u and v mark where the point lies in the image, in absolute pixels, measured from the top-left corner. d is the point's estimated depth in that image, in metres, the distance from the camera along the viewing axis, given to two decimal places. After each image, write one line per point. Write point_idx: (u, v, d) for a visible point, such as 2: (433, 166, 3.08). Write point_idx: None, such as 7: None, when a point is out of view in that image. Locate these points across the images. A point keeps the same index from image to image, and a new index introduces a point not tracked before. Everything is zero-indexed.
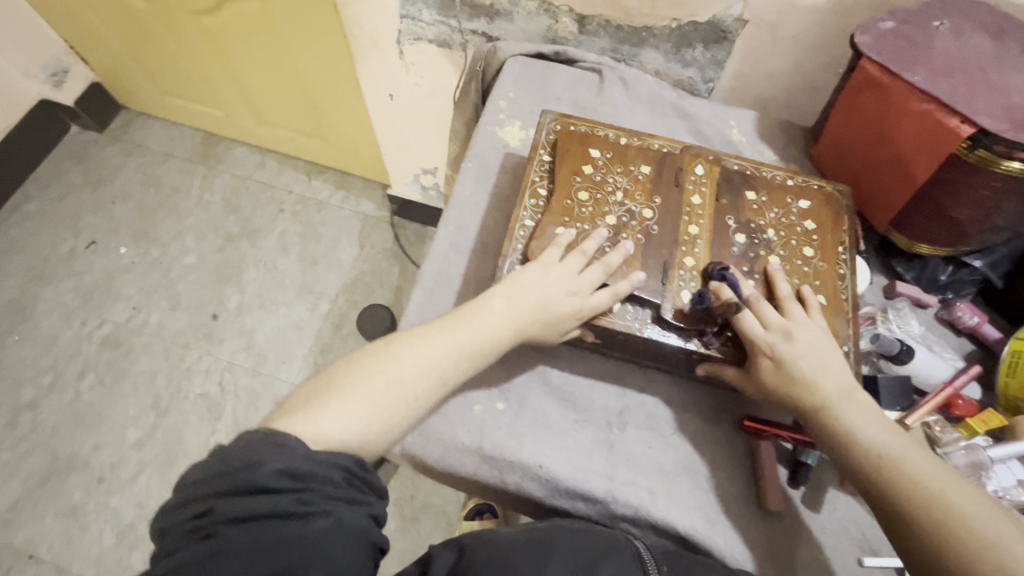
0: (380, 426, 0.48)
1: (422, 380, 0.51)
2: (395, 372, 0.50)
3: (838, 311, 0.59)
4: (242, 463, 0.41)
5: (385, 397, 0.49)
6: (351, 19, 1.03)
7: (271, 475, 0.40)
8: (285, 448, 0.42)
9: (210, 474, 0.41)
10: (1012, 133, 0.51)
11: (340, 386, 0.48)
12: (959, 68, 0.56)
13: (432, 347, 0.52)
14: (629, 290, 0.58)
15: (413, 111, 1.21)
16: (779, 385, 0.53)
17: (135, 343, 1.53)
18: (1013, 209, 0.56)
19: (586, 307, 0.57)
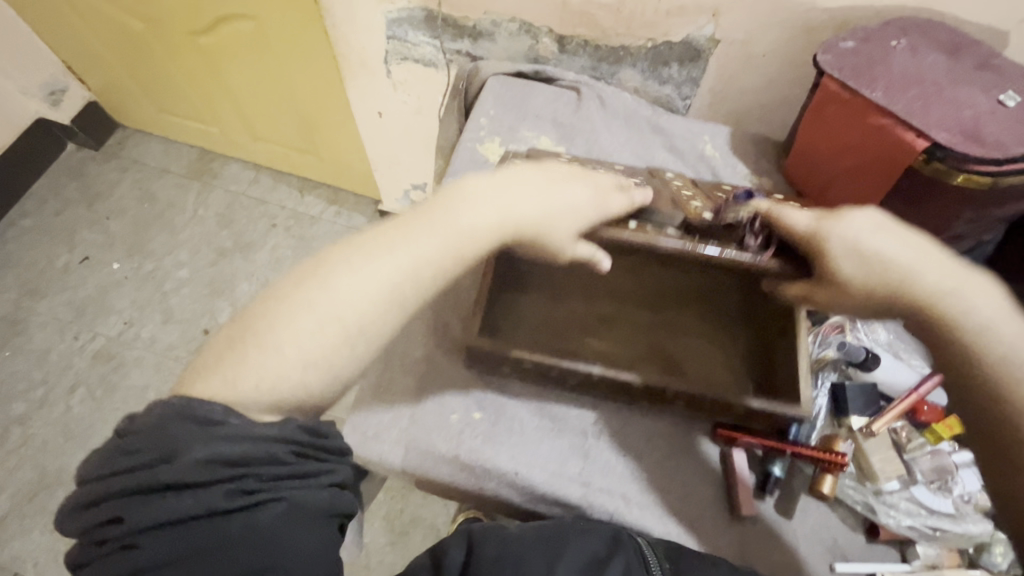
0: (316, 373, 0.45)
1: (362, 316, 0.47)
2: (321, 308, 0.46)
3: None
4: (163, 454, 0.41)
5: (321, 340, 0.45)
6: (340, 39, 1.06)
7: (194, 466, 0.40)
8: (206, 435, 0.41)
9: (123, 469, 0.41)
10: (964, 146, 0.54)
11: (262, 337, 0.45)
12: (915, 85, 0.59)
13: (359, 275, 0.47)
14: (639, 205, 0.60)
15: (402, 127, 1.23)
16: (861, 271, 0.49)
17: (126, 357, 1.54)
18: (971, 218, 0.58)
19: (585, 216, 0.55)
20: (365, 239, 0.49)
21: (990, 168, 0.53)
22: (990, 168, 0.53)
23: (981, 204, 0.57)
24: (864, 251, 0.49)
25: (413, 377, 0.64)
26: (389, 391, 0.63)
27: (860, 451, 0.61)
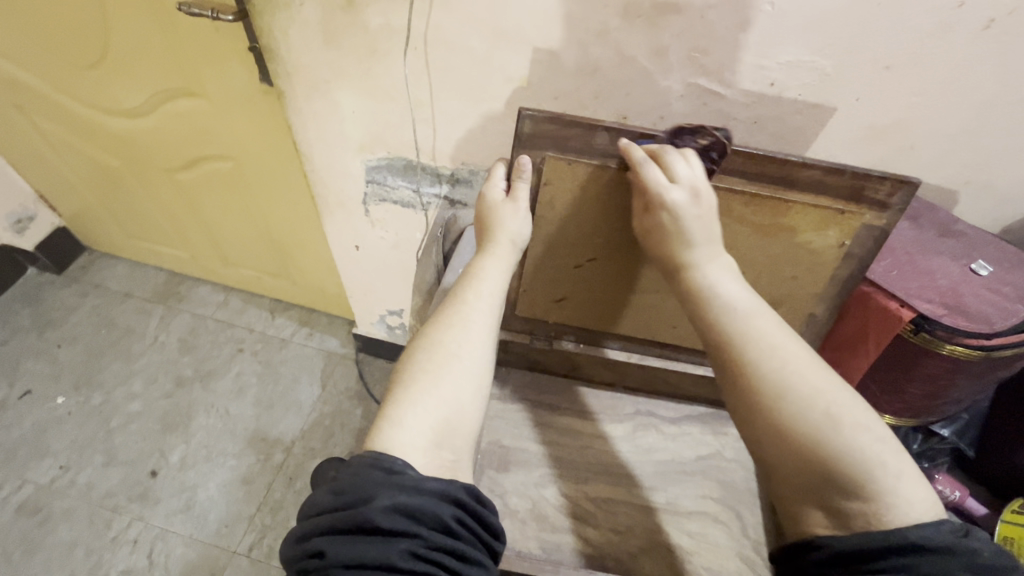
0: (458, 397, 0.47)
1: (484, 356, 0.50)
2: (454, 348, 0.49)
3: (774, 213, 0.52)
4: (355, 498, 0.40)
5: (450, 381, 0.47)
6: (319, 184, 1.08)
7: (384, 514, 0.38)
8: (392, 485, 0.40)
9: (326, 507, 0.41)
10: (951, 319, 0.53)
11: (415, 382, 0.47)
12: (884, 251, 0.59)
13: (466, 323, 0.50)
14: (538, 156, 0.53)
15: (379, 261, 1.23)
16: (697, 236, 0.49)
17: (55, 509, 1.35)
18: (968, 382, 0.58)
19: (573, 152, 0.52)
20: (463, 291, 0.52)
21: (983, 342, 0.53)
22: (979, 340, 0.53)
23: (973, 374, 0.57)
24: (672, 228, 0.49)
25: None
26: None
27: None
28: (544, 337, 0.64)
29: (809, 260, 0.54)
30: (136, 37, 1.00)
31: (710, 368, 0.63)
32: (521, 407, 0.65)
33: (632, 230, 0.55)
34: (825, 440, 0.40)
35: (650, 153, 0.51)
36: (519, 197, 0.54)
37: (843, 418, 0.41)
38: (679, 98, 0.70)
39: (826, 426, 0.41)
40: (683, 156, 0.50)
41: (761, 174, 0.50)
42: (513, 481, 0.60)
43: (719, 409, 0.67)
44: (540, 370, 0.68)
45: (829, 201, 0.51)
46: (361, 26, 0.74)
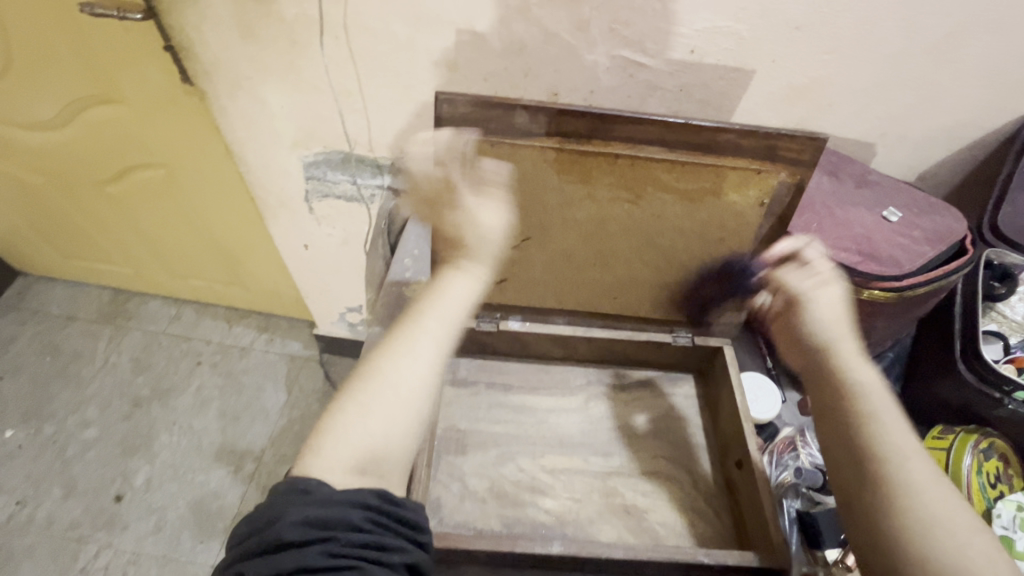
0: (392, 410, 0.43)
1: (433, 369, 0.45)
2: (390, 371, 0.44)
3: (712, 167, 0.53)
4: (264, 518, 0.38)
5: (380, 405, 0.43)
6: (258, 185, 1.05)
7: (290, 526, 0.36)
8: (298, 498, 0.38)
9: (237, 537, 0.39)
10: (863, 266, 0.57)
11: (354, 399, 0.43)
12: (807, 207, 0.62)
13: (413, 342, 0.46)
14: (454, 140, 0.52)
15: (330, 259, 1.21)
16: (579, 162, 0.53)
17: (15, 547, 1.30)
18: (889, 322, 0.61)
19: (495, 134, 0.51)
20: (424, 303, 0.48)
21: (894, 284, 0.56)
22: (891, 283, 0.56)
23: (890, 314, 0.60)
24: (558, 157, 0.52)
25: None
26: None
27: None
28: (490, 319, 0.64)
29: (732, 221, 0.56)
30: (39, 43, 0.94)
31: (649, 334, 0.65)
32: (475, 390, 0.66)
33: (563, 207, 0.56)
34: (909, 509, 0.41)
35: (571, 129, 0.51)
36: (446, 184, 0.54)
37: (949, 531, 0.39)
38: (606, 71, 0.71)
39: (925, 524, 0.40)
40: (601, 129, 0.51)
41: (678, 140, 0.51)
42: (472, 463, 0.61)
43: (666, 371, 0.70)
44: (492, 352, 0.69)
45: (746, 162, 0.52)
46: (278, 18, 0.72)
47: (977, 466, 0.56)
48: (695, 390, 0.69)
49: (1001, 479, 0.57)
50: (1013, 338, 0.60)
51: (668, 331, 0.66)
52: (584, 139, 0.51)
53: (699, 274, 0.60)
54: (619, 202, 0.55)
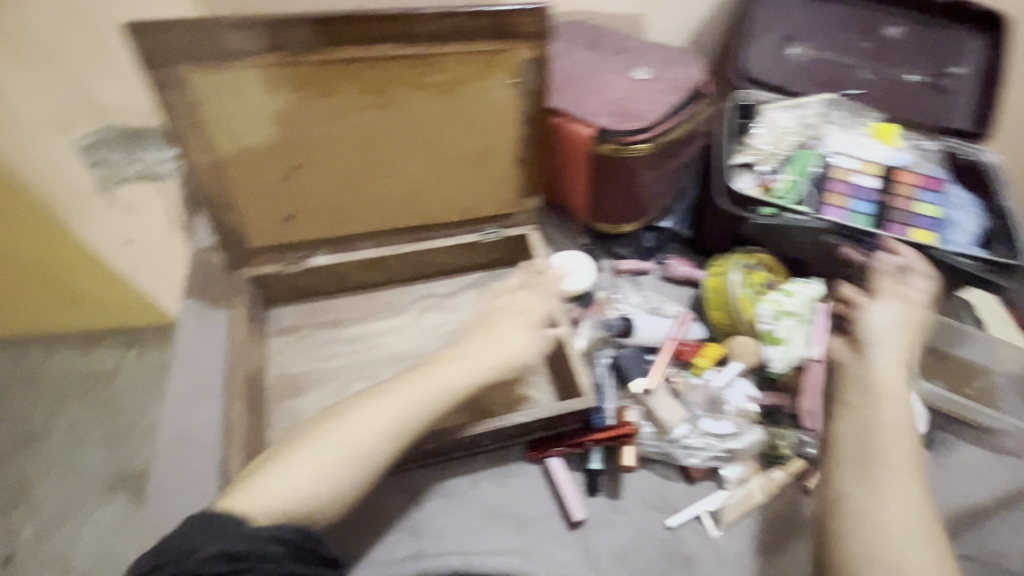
0: (328, 470, 0.46)
1: (389, 434, 0.49)
2: (358, 424, 0.49)
3: (451, 55, 0.53)
4: (178, 552, 0.39)
5: (336, 459, 0.47)
6: (36, 186, 0.92)
7: (207, 560, 0.38)
8: (221, 532, 0.40)
9: (144, 569, 0.39)
10: (618, 125, 0.61)
11: (311, 443, 0.48)
12: (569, 81, 0.65)
13: (393, 401, 0.50)
14: (164, 76, 0.47)
15: (159, 252, 1.10)
16: (314, 76, 0.51)
17: None
18: (660, 172, 0.67)
19: (209, 61, 0.47)
20: (432, 375, 0.53)
21: (645, 136, 0.61)
22: (642, 135, 0.61)
23: (654, 165, 0.65)
24: (291, 75, 0.50)
25: None
26: None
27: (649, 411, 0.60)
28: (293, 260, 0.63)
29: (492, 105, 0.58)
30: None
31: (459, 237, 0.67)
32: (302, 333, 0.66)
33: (317, 125, 0.54)
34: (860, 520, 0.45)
35: (291, 41, 0.48)
36: (178, 126, 0.50)
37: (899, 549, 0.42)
38: None
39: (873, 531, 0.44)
40: (323, 35, 0.49)
41: (407, 32, 0.50)
42: (309, 401, 0.61)
43: (490, 268, 0.72)
44: (314, 293, 0.68)
45: (482, 43, 0.53)
46: None
47: (743, 281, 0.65)
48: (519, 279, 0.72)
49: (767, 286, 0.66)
50: (764, 165, 0.69)
51: (476, 230, 0.67)
52: (312, 47, 0.49)
53: (480, 162, 0.62)
54: (373, 109, 0.55)
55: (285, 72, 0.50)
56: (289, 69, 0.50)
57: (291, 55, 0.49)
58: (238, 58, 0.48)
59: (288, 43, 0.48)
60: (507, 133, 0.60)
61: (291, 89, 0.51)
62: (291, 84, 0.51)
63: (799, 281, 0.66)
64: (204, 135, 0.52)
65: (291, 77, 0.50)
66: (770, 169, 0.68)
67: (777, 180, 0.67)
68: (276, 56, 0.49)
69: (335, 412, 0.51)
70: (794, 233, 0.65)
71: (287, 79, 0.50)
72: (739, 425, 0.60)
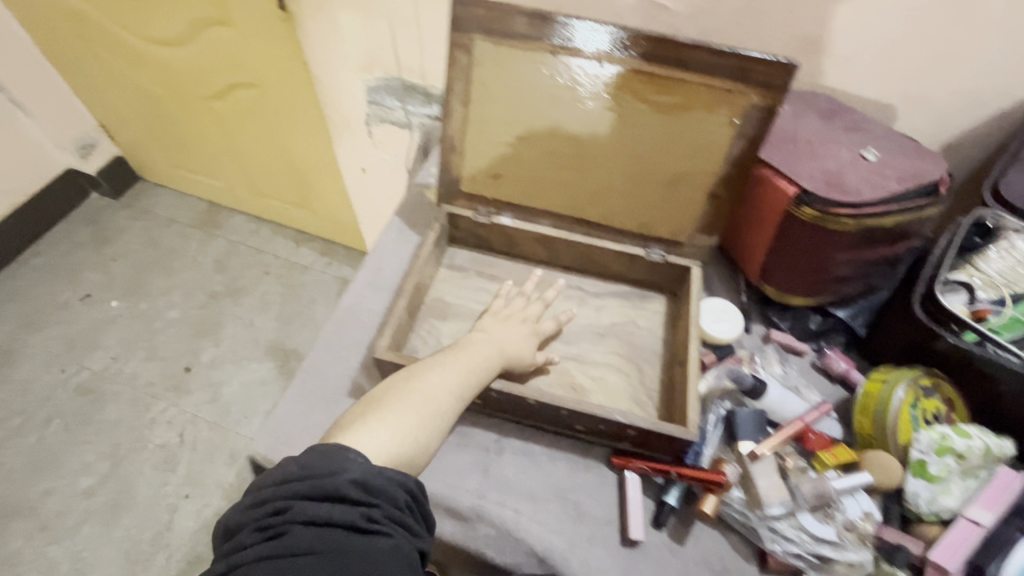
0: (416, 418, 0.51)
1: (455, 390, 0.55)
2: (425, 382, 0.54)
3: (687, 83, 0.59)
4: (322, 469, 0.43)
5: (417, 413, 0.52)
6: (330, 105, 1.20)
7: (349, 484, 0.42)
8: (359, 462, 0.44)
9: (290, 477, 0.43)
10: (826, 193, 0.60)
11: (393, 401, 0.52)
12: (789, 141, 0.65)
13: (451, 367, 0.56)
14: (462, 38, 0.61)
15: (382, 185, 1.35)
16: (565, 70, 0.61)
17: (106, 391, 1.57)
18: (853, 256, 0.64)
19: (498, 35, 0.60)
20: (474, 352, 0.59)
21: (851, 211, 0.59)
22: (849, 211, 0.59)
23: (850, 246, 0.62)
24: (550, 64, 0.61)
25: (331, 389, 0.66)
26: (306, 402, 0.65)
27: (747, 475, 0.57)
28: (486, 213, 0.73)
29: (701, 140, 0.62)
30: None
31: (625, 246, 0.71)
32: (466, 274, 0.76)
33: (551, 108, 0.64)
34: None
35: (562, 36, 0.59)
36: (454, 81, 0.64)
37: None
38: (628, 12, 0.79)
39: None
40: (589, 37, 0.58)
41: (659, 53, 0.58)
42: (449, 327, 0.71)
43: (640, 287, 0.76)
44: (487, 248, 0.78)
45: (718, 79, 0.58)
46: None
47: (908, 399, 0.58)
48: (664, 307, 0.74)
49: (935, 419, 0.58)
50: (984, 293, 0.61)
51: (643, 246, 0.71)
52: (577, 42, 0.59)
53: (673, 186, 0.66)
54: (601, 108, 0.63)
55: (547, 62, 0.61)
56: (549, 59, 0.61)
57: (556, 48, 0.60)
58: (516, 41, 0.60)
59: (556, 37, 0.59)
60: (709, 168, 0.64)
61: (545, 75, 0.62)
62: (546, 71, 0.62)
63: (983, 429, 0.57)
64: (466, 91, 0.65)
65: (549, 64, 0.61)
66: (990, 299, 0.61)
67: (995, 313, 0.60)
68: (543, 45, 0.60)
69: (403, 375, 0.56)
70: (997, 374, 0.56)
71: (545, 65, 0.61)
72: (843, 537, 0.54)
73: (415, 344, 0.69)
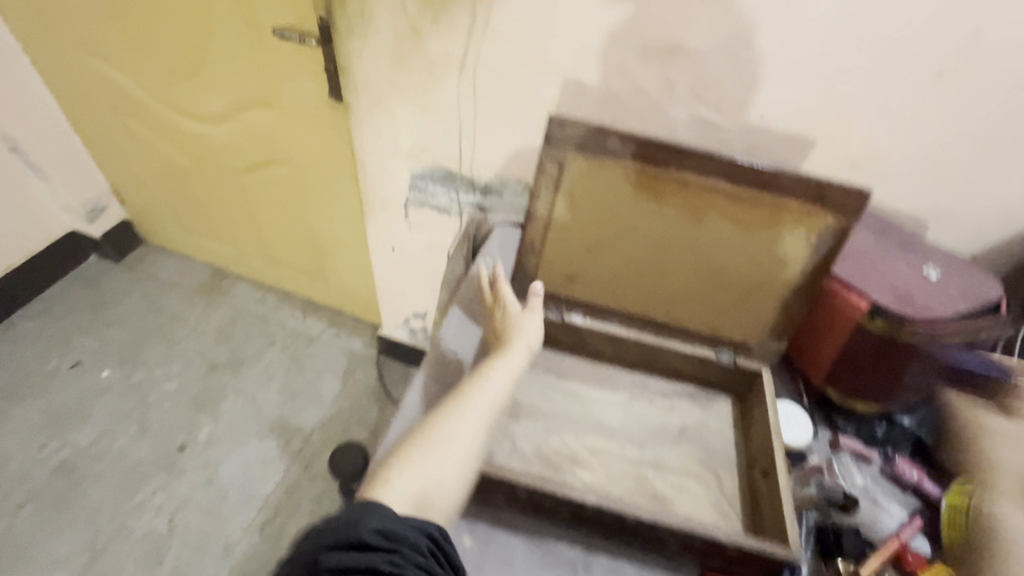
0: (438, 464, 0.56)
1: (470, 432, 0.59)
2: (446, 435, 0.58)
3: (766, 202, 0.63)
4: (347, 521, 0.48)
5: (438, 458, 0.57)
6: (370, 187, 1.22)
7: (372, 533, 0.47)
8: (379, 512, 0.49)
9: (318, 531, 0.49)
10: (899, 309, 0.63)
11: (414, 449, 0.57)
12: (851, 256, 0.69)
13: (462, 410, 0.61)
14: (553, 152, 0.65)
15: (412, 263, 1.36)
16: (651, 186, 0.65)
17: (90, 472, 1.45)
18: (921, 368, 0.66)
19: (588, 151, 0.64)
20: (478, 385, 0.63)
21: (924, 328, 0.62)
22: (923, 326, 0.62)
23: (921, 359, 0.65)
24: (636, 180, 0.65)
25: None
26: None
27: None
28: (556, 310, 0.74)
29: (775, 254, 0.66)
30: (230, 52, 1.19)
31: (696, 348, 0.72)
32: (533, 371, 0.75)
33: (634, 218, 0.67)
34: None
35: (651, 156, 0.63)
36: (541, 190, 0.67)
37: None
38: (684, 125, 0.84)
39: None
40: (677, 158, 0.63)
41: (744, 176, 0.62)
42: (522, 428, 0.69)
43: (704, 387, 0.76)
44: (553, 344, 0.78)
45: (797, 202, 0.62)
46: (425, 53, 0.91)
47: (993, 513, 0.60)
48: (730, 409, 0.74)
49: None
50: None
51: (711, 347, 0.72)
52: (659, 165, 0.63)
53: (747, 296, 0.69)
54: (683, 221, 0.66)
55: (634, 178, 0.65)
56: (636, 175, 0.64)
57: (642, 165, 0.64)
58: (604, 156, 0.64)
59: (644, 156, 0.63)
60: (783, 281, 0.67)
61: (631, 190, 0.65)
62: (632, 186, 0.65)
63: None
64: (550, 199, 0.68)
65: (635, 180, 0.65)
66: None
67: None
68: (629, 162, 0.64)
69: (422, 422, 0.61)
70: None
71: (631, 181, 0.65)
72: None
73: (491, 447, 0.66)
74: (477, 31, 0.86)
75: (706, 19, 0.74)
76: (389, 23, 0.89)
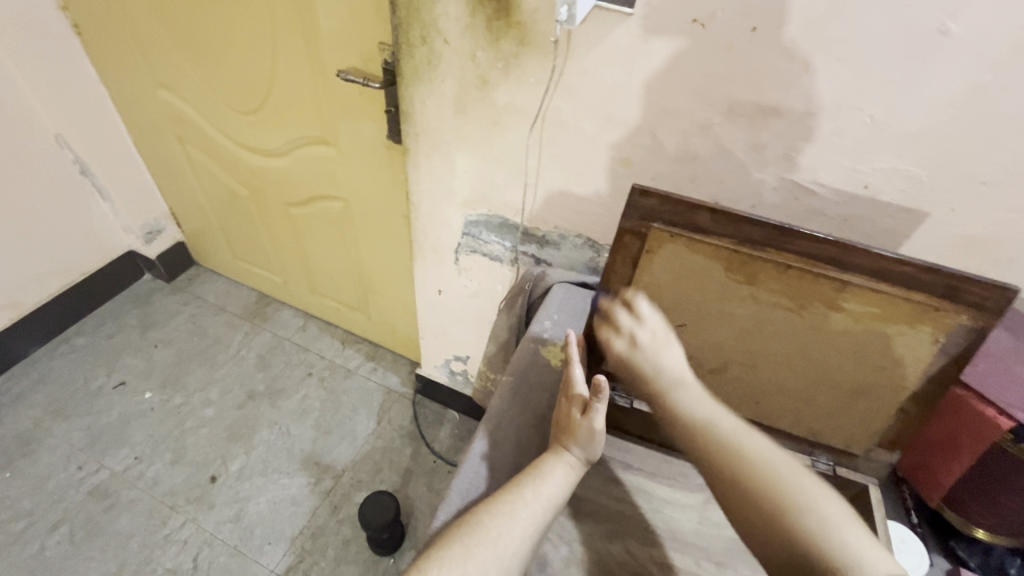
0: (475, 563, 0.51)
1: (518, 531, 0.54)
2: (495, 533, 0.53)
3: (883, 297, 0.55)
4: None
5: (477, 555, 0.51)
6: (419, 230, 1.17)
7: None
8: None
9: None
10: None
11: (455, 542, 0.52)
12: (985, 356, 0.64)
13: (511, 503, 0.56)
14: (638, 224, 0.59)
15: (458, 307, 1.30)
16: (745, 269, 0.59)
17: (123, 497, 1.43)
18: None
19: (678, 226, 0.58)
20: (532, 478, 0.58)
21: None
22: None
23: None
24: (728, 261, 0.59)
25: None
26: None
27: None
28: (626, 396, 0.68)
29: (889, 352, 0.58)
30: (293, 90, 1.20)
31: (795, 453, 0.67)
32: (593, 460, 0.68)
33: (723, 302, 0.61)
34: None
35: (749, 236, 0.57)
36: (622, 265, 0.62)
37: None
38: (771, 190, 0.76)
39: None
40: (782, 240, 0.56)
41: (859, 266, 0.54)
42: (581, 529, 0.61)
43: None
44: (618, 430, 0.71)
45: (922, 297, 0.54)
46: (490, 102, 0.87)
47: None
48: None
49: None
50: None
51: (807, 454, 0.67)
52: (759, 245, 0.57)
53: (853, 395, 0.61)
54: (782, 309, 0.59)
55: (726, 260, 0.58)
56: (729, 256, 0.58)
57: (738, 245, 0.57)
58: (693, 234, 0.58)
59: (739, 235, 0.57)
60: (896, 382, 0.59)
61: (722, 271, 0.59)
62: (724, 267, 0.59)
63: None
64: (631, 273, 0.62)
65: (728, 262, 0.59)
66: None
67: None
68: (721, 241, 0.58)
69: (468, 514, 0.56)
70: None
71: (722, 262, 0.59)
72: None
73: (546, 549, 0.59)
74: (550, 84, 0.80)
75: (811, 80, 0.65)
76: (455, 72, 0.86)
